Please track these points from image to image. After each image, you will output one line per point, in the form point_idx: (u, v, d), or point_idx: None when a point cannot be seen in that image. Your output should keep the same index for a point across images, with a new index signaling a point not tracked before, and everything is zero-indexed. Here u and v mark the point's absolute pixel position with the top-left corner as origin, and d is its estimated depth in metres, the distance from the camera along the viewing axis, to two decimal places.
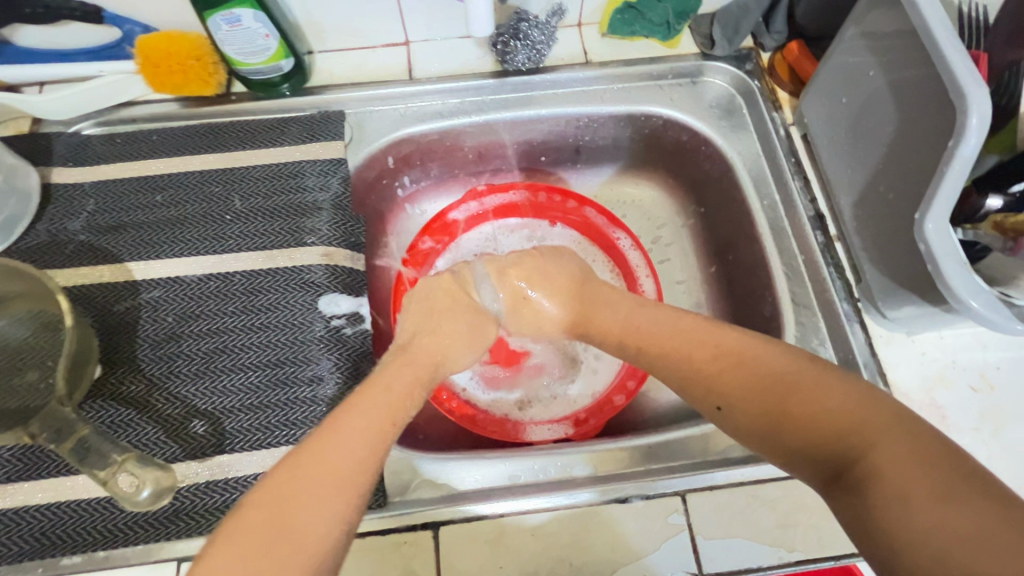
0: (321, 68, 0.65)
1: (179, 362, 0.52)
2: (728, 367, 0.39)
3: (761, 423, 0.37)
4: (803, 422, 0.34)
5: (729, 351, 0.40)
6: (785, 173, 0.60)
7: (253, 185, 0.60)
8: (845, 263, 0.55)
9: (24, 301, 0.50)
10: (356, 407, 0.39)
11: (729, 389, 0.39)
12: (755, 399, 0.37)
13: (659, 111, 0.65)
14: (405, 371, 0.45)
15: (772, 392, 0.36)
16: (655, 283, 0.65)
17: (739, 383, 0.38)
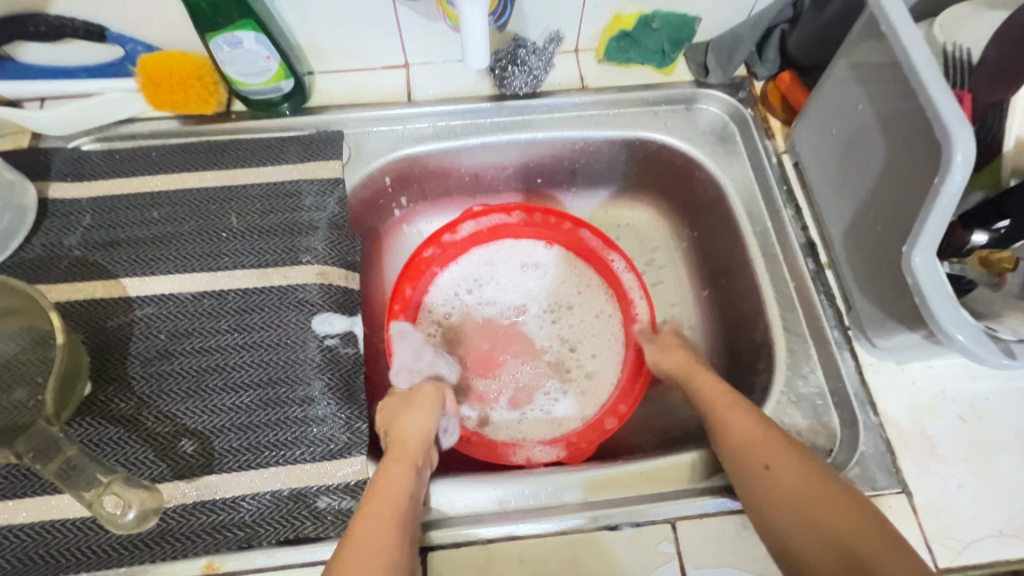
0: (321, 89, 0.65)
1: (170, 380, 0.52)
2: (778, 453, 0.45)
3: (782, 508, 0.43)
4: (819, 515, 0.41)
5: (761, 440, 0.46)
6: (777, 201, 0.61)
7: (250, 204, 0.60)
8: (835, 290, 0.56)
9: (16, 316, 0.50)
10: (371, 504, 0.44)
11: (784, 470, 0.44)
12: (795, 488, 0.43)
13: (653, 137, 0.66)
14: (395, 457, 0.48)
15: (811, 487, 0.43)
16: (648, 305, 0.64)
17: (794, 474, 0.43)
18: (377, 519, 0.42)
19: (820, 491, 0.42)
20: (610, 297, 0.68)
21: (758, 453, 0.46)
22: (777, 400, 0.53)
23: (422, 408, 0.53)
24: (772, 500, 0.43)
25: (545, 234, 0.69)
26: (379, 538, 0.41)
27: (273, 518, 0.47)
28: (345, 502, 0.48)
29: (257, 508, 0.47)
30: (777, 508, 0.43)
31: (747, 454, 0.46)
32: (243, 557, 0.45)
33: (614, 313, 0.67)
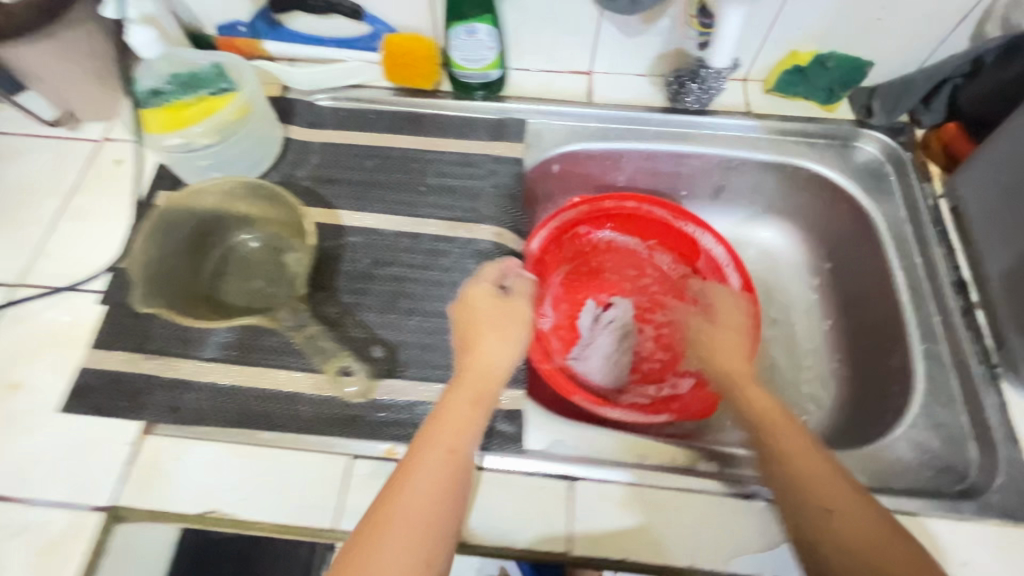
0: (514, 83, 0.76)
1: (368, 297, 0.61)
2: (810, 465, 0.45)
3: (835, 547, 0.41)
4: (875, 550, 0.40)
5: (841, 489, 0.44)
6: (929, 240, 0.63)
7: (445, 168, 0.71)
8: (985, 329, 0.58)
9: (265, 224, 0.62)
10: (443, 417, 0.46)
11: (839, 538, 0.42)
12: (859, 532, 0.41)
13: (809, 165, 0.71)
14: (462, 390, 0.48)
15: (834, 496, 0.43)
16: (573, 206, 0.74)
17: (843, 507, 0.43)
18: (442, 461, 0.44)
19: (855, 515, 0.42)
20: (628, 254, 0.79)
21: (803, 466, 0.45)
22: (914, 420, 0.55)
23: (504, 338, 0.52)
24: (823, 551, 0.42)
25: (576, 226, 0.75)
26: (433, 474, 0.43)
27: None
28: (505, 425, 0.54)
29: (431, 413, 0.55)
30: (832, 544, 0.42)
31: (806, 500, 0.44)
32: None
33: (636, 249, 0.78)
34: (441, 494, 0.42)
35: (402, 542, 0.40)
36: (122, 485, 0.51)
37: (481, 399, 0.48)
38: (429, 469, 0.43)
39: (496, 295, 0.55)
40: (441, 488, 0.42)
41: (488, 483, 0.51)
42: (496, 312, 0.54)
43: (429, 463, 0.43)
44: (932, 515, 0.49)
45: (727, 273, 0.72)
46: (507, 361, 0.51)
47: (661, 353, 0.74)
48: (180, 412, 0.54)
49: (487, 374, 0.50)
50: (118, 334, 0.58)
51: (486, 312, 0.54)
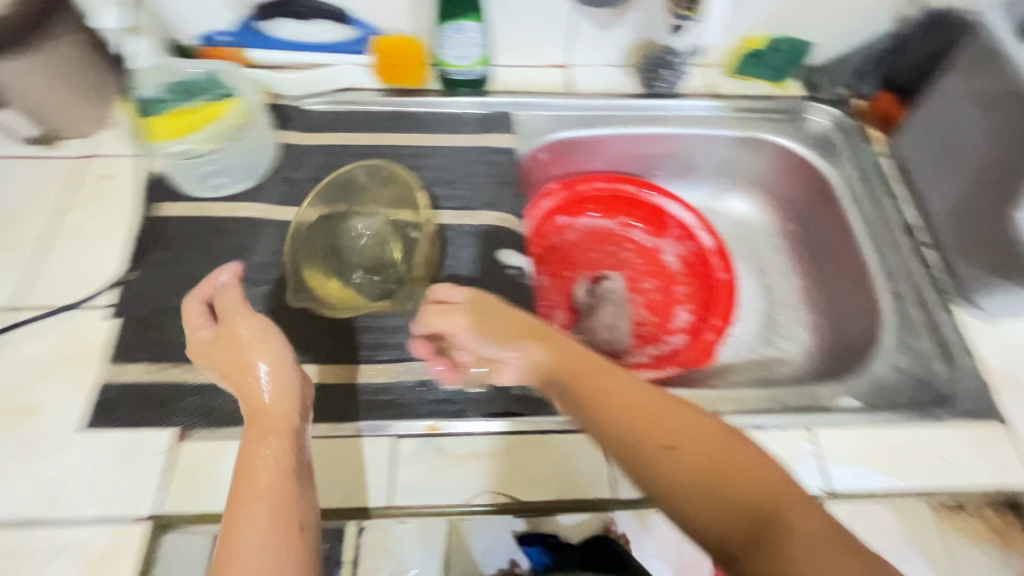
0: (497, 78, 0.80)
1: (388, 288, 0.63)
2: (605, 380, 0.45)
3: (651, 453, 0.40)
4: (731, 482, 0.37)
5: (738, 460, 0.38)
6: (880, 193, 0.72)
7: (441, 161, 0.73)
8: (936, 264, 0.66)
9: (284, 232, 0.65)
10: (257, 468, 0.41)
11: (677, 456, 0.39)
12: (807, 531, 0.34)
13: (770, 137, 0.79)
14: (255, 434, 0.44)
15: (756, 485, 0.37)
16: (551, 198, 0.81)
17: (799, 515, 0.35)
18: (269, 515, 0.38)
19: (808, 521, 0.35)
20: (608, 234, 0.84)
21: (587, 383, 0.45)
22: (888, 348, 0.63)
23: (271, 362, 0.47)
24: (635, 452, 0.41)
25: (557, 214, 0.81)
26: (258, 523, 0.37)
27: (478, 398, 0.57)
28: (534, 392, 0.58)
29: (464, 389, 0.57)
30: (679, 480, 0.38)
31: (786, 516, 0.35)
32: (457, 424, 0.55)
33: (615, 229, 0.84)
34: (283, 488, 0.40)
35: (261, 545, 0.36)
36: (164, 492, 0.50)
37: (280, 453, 0.42)
38: (257, 533, 0.37)
39: (206, 338, 0.50)
40: (274, 485, 0.40)
41: (529, 446, 0.54)
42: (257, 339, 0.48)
43: (261, 468, 0.41)
44: (917, 422, 0.56)
45: (697, 234, 0.81)
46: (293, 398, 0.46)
47: (655, 314, 0.78)
48: (214, 415, 0.54)
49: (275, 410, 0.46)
50: (136, 346, 0.57)
51: (234, 351, 0.48)
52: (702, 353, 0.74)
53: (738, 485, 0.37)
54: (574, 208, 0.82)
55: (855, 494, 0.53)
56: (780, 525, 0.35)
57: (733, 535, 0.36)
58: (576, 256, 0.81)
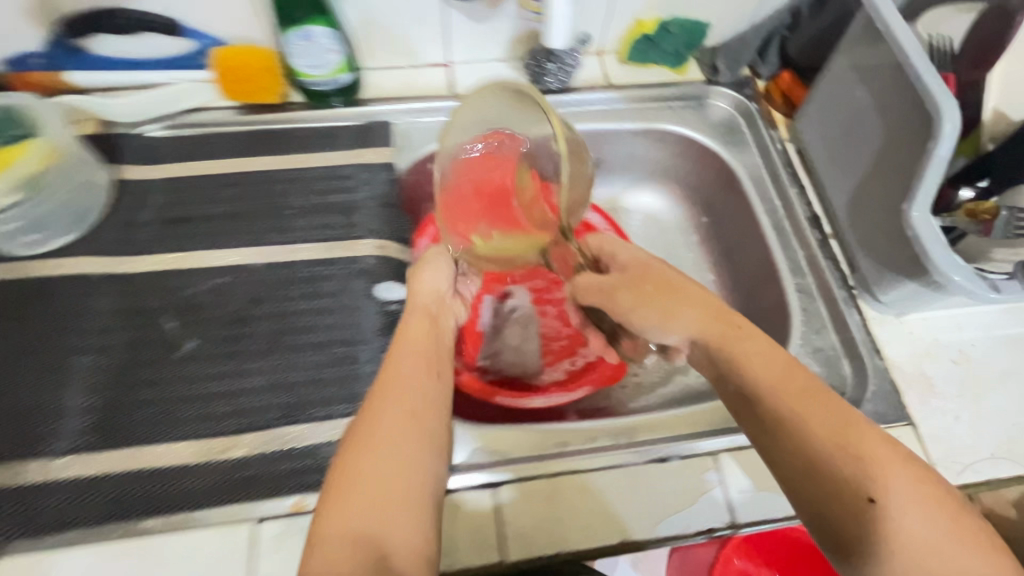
0: (371, 84, 0.72)
1: (246, 343, 0.56)
2: (742, 346, 0.44)
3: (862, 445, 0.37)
4: (825, 429, 0.38)
5: (829, 413, 0.39)
6: (784, 182, 0.68)
7: (309, 186, 0.65)
8: (840, 256, 0.63)
9: (123, 290, 0.57)
10: (380, 420, 0.43)
11: (891, 489, 0.35)
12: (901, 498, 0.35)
13: (672, 129, 0.74)
14: (404, 399, 0.44)
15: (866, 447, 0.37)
16: None
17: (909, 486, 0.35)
18: (385, 463, 0.40)
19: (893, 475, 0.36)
20: None
21: (729, 347, 0.45)
22: (796, 351, 0.60)
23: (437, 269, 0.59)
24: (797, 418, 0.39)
25: None
26: (374, 467, 0.40)
27: None
28: None
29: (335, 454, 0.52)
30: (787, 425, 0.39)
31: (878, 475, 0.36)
32: None
33: None
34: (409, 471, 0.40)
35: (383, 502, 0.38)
36: None
37: (407, 407, 0.44)
38: (384, 467, 0.40)
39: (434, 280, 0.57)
40: (413, 462, 0.41)
41: None
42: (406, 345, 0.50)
43: (373, 461, 0.40)
44: None
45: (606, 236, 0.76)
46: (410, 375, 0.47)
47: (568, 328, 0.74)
48: (38, 522, 0.46)
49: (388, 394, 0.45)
50: None
51: (418, 327, 0.52)
52: (615, 369, 0.68)
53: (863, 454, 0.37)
54: None
55: (760, 522, 0.50)
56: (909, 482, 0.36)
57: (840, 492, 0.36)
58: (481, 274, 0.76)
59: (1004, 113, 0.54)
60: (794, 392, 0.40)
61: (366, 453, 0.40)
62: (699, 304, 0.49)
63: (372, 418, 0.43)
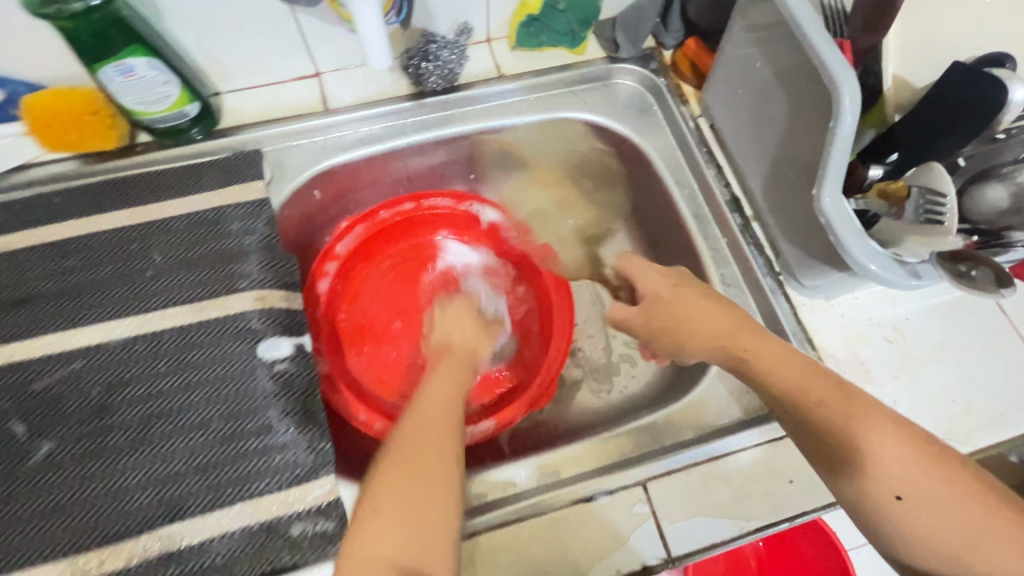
0: (231, 109, 0.63)
1: (112, 435, 0.49)
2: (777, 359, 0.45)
3: (907, 464, 0.38)
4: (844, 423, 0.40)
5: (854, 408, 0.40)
6: (700, 163, 0.63)
7: (171, 238, 0.57)
8: (763, 240, 0.59)
9: None
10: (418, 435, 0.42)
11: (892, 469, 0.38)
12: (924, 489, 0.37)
13: (578, 117, 0.67)
14: (432, 424, 0.44)
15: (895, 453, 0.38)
16: (344, 237, 0.66)
17: (926, 485, 0.37)
18: (406, 477, 0.39)
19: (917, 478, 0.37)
20: (430, 263, 0.71)
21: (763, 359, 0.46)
22: None
23: (461, 324, 0.61)
24: (867, 445, 0.39)
25: (355, 255, 0.68)
26: (405, 481, 0.39)
27: (246, 554, 0.46)
28: (320, 525, 0.48)
29: (227, 547, 0.46)
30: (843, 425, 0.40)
31: (885, 477, 0.38)
32: None
33: (436, 257, 0.72)
34: (458, 479, 0.40)
35: (416, 511, 0.37)
36: None
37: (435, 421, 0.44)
38: (410, 484, 0.39)
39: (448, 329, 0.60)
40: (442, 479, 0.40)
41: None
42: (448, 377, 0.52)
43: (416, 478, 0.39)
44: (758, 443, 0.50)
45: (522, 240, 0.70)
46: (448, 400, 0.48)
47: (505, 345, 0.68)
48: None
49: (432, 415, 0.45)
50: None
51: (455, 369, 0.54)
52: (549, 385, 0.63)
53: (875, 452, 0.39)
54: (379, 244, 0.70)
55: (697, 552, 0.46)
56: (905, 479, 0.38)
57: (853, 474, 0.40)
58: (394, 302, 0.69)
59: (906, 80, 0.51)
60: (845, 396, 0.41)
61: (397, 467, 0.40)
62: (780, 351, 0.46)
63: (415, 447, 0.41)
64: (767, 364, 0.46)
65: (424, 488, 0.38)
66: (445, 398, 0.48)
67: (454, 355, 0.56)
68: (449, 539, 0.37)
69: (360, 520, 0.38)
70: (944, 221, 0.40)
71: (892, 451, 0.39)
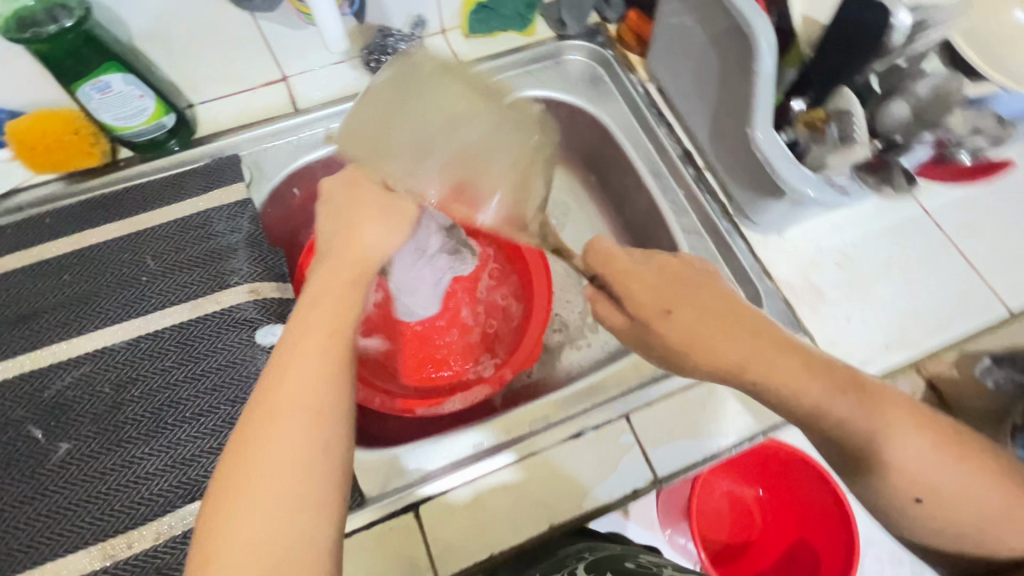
0: (205, 119, 0.66)
1: (126, 429, 0.52)
2: (766, 347, 0.39)
3: (898, 425, 0.36)
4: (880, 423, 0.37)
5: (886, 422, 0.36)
6: (652, 125, 0.67)
7: (161, 243, 0.60)
8: (717, 188, 0.63)
9: None
10: (284, 423, 0.36)
11: (932, 474, 0.36)
12: (953, 489, 0.36)
13: (534, 94, 0.71)
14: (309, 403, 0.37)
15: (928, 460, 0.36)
16: None
17: (957, 485, 0.36)
18: (270, 482, 0.34)
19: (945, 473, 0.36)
20: None
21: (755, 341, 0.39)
22: None
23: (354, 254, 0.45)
24: (900, 457, 0.36)
25: None
26: (265, 486, 0.34)
27: None
28: None
29: None
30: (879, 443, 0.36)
31: (919, 479, 0.36)
32: None
33: None
34: (331, 482, 0.35)
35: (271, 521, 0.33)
36: None
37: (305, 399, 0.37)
38: (274, 493, 0.34)
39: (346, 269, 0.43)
40: (313, 480, 0.35)
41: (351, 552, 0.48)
42: (330, 317, 0.41)
43: (280, 485, 0.34)
44: None
45: None
46: (329, 364, 0.38)
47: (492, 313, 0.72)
48: None
49: (301, 395, 0.37)
50: None
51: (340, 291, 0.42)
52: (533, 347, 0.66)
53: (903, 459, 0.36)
54: None
55: (680, 471, 0.50)
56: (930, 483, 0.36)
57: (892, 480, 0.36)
58: None
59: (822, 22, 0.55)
60: (861, 399, 0.37)
61: (257, 472, 0.34)
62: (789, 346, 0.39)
63: (272, 438, 0.35)
64: (759, 366, 0.38)
65: (289, 493, 0.34)
66: (331, 359, 0.39)
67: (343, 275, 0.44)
68: (320, 552, 0.33)
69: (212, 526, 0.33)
70: (855, 143, 0.47)
71: (911, 438, 0.37)
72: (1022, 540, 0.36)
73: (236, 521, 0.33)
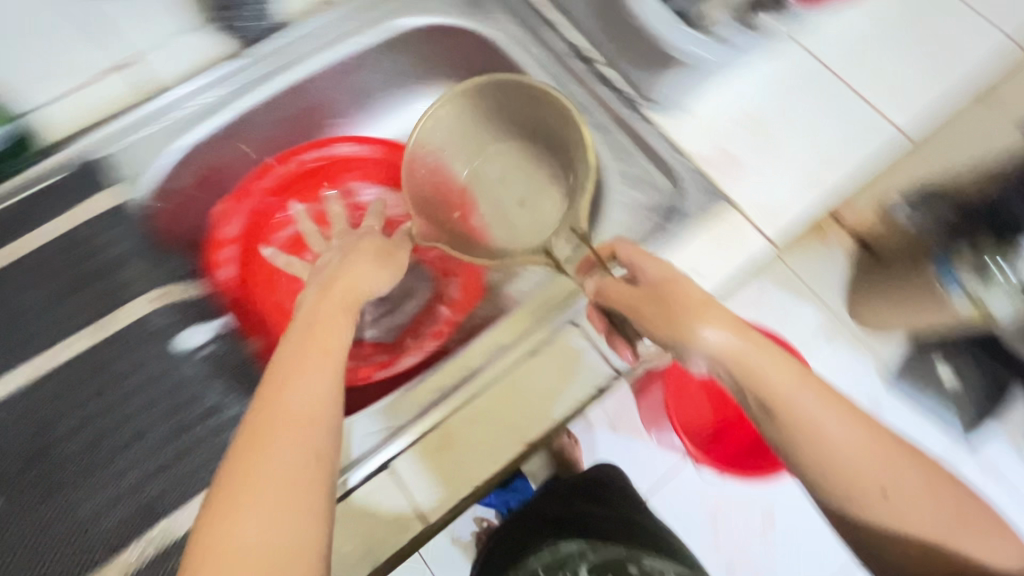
0: (47, 125, 0.59)
1: (57, 473, 0.49)
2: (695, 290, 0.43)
3: (839, 414, 0.41)
4: (881, 470, 0.40)
5: (859, 439, 0.40)
6: (539, 30, 0.64)
7: (44, 273, 0.56)
8: (619, 80, 0.61)
9: None
10: (280, 442, 0.37)
11: (897, 479, 0.41)
12: (912, 497, 0.41)
13: (414, 22, 0.64)
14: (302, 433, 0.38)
15: (910, 491, 0.41)
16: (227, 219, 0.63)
17: (909, 513, 0.41)
18: (269, 495, 0.35)
19: (919, 509, 0.41)
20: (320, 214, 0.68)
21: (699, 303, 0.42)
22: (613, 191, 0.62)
23: (371, 263, 0.52)
24: (877, 481, 0.40)
25: (241, 228, 0.64)
26: (256, 503, 0.35)
27: None
28: None
29: None
30: (852, 456, 0.40)
31: (874, 477, 0.40)
32: None
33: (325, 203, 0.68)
34: (321, 499, 0.36)
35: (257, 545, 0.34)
36: None
37: (300, 417, 0.38)
38: (263, 527, 0.34)
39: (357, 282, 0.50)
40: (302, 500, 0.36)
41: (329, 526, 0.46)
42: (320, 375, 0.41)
43: (274, 505, 0.35)
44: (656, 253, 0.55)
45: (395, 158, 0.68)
46: (325, 389, 0.40)
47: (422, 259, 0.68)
48: None
49: (296, 413, 0.39)
50: None
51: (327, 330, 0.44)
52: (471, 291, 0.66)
53: (883, 472, 0.40)
54: (264, 216, 0.65)
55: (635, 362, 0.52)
56: (898, 525, 0.41)
57: (864, 482, 0.40)
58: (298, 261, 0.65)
59: None
60: (838, 409, 0.41)
61: (257, 482, 0.35)
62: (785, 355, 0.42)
63: (277, 470, 0.36)
64: (741, 363, 0.40)
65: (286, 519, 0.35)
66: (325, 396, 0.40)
67: (334, 297, 0.48)
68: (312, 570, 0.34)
69: (192, 551, 0.34)
70: None
71: (938, 496, 0.42)
72: (970, 551, 0.41)
73: (233, 533, 0.34)
